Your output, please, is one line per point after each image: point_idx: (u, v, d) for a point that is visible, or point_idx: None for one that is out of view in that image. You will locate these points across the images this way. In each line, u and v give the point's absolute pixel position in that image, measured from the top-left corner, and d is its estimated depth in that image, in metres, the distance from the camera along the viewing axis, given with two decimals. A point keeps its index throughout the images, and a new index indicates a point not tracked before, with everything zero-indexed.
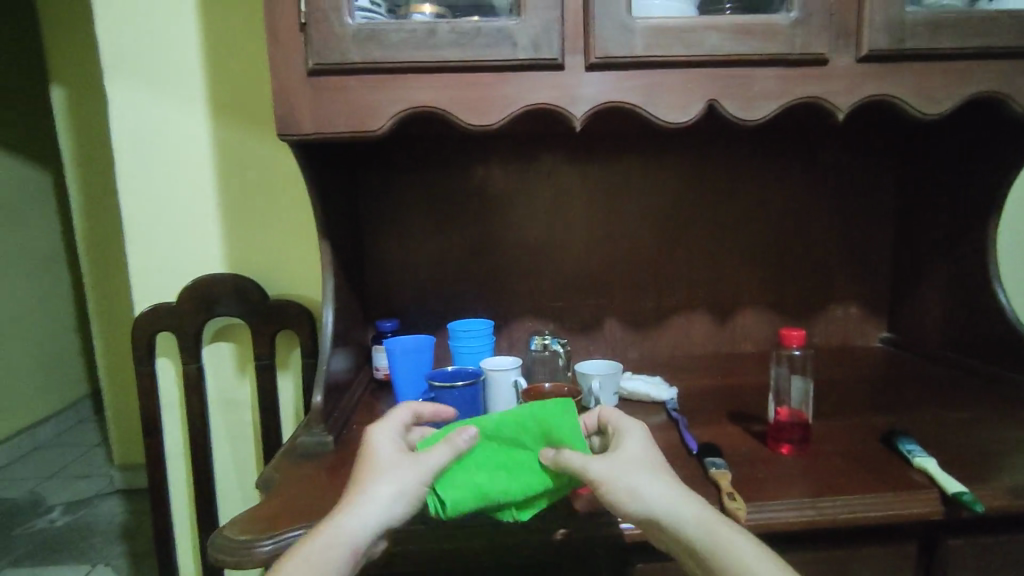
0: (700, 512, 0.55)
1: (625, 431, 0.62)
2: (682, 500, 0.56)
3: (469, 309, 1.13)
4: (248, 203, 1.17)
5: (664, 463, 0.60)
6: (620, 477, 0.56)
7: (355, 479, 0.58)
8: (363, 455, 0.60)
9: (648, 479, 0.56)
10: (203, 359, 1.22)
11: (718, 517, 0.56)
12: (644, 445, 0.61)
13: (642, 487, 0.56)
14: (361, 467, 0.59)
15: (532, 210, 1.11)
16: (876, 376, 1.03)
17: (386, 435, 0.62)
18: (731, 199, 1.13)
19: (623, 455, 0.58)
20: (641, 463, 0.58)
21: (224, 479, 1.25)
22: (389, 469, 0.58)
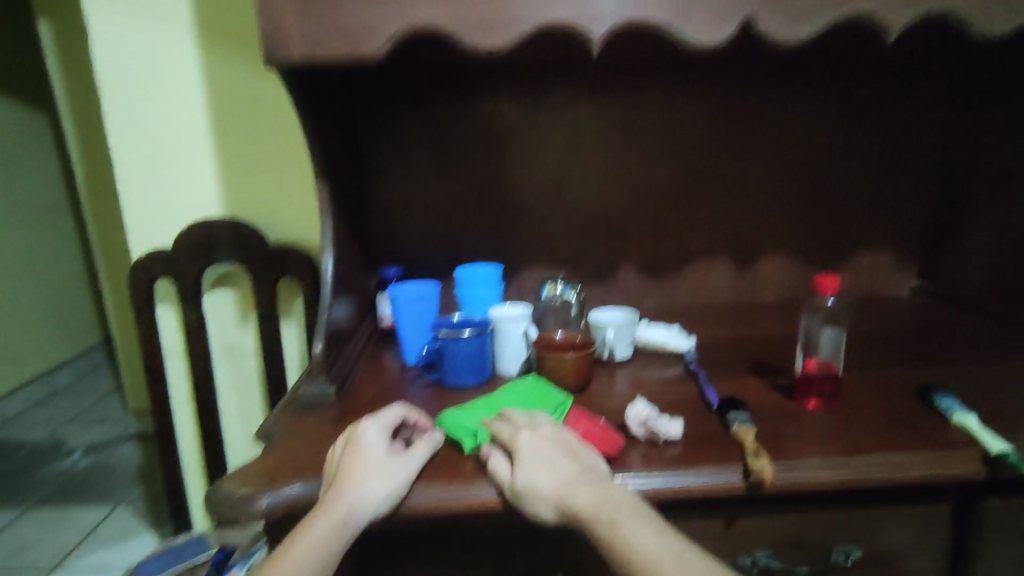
0: (593, 515, 0.53)
1: (514, 443, 0.60)
2: (575, 509, 0.54)
3: (477, 255, 1.07)
4: (244, 142, 1.11)
5: (568, 464, 0.58)
6: (525, 504, 0.56)
7: (345, 470, 0.58)
8: (353, 448, 0.60)
9: (543, 497, 0.56)
10: (204, 307, 1.18)
11: (610, 511, 0.53)
12: (536, 452, 0.59)
13: (543, 505, 0.56)
14: (352, 460, 0.58)
15: (545, 149, 1.04)
16: (910, 327, 0.97)
17: (376, 429, 0.62)
18: (760, 137, 1.05)
19: (516, 474, 0.57)
20: (531, 479, 0.56)
21: (230, 427, 1.24)
22: (379, 467, 0.58)
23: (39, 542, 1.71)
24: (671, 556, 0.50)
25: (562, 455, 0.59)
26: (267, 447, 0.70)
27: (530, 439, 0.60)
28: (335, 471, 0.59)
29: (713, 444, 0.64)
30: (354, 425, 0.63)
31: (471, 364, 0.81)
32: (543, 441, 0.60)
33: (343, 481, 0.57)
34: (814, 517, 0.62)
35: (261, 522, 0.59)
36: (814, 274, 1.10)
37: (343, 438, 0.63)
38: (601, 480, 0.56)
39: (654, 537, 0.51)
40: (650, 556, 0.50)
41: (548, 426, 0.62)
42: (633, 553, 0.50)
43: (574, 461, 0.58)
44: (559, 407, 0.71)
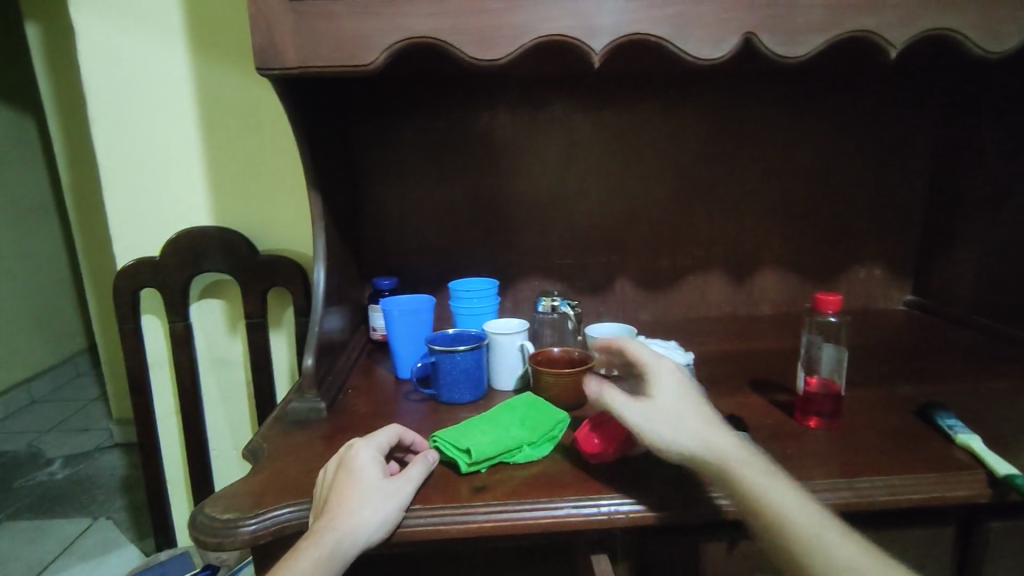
0: (730, 454, 0.54)
1: (654, 369, 0.61)
2: (712, 443, 0.55)
3: (471, 266, 1.06)
4: (235, 149, 1.09)
5: (704, 405, 0.59)
6: (655, 428, 0.56)
7: (336, 495, 0.56)
8: (346, 470, 0.58)
9: (679, 425, 0.56)
10: (191, 316, 1.16)
11: (746, 456, 0.54)
12: (677, 386, 0.60)
13: (676, 431, 0.56)
14: (346, 483, 0.56)
15: (541, 160, 1.03)
16: (906, 341, 0.97)
17: (368, 450, 0.60)
18: (757, 150, 1.04)
19: (653, 400, 0.58)
20: (670, 408, 0.57)
21: (217, 439, 1.21)
22: (372, 490, 0.56)
23: (15, 556, 1.66)
24: (801, 506, 0.50)
25: (698, 398, 0.59)
26: (255, 465, 0.67)
27: (672, 373, 0.61)
28: (327, 495, 0.57)
29: None
30: (348, 445, 0.61)
31: (467, 379, 0.79)
32: (682, 377, 0.61)
33: (334, 507, 0.54)
34: None
35: (246, 549, 0.57)
36: (810, 288, 1.10)
37: (336, 459, 0.60)
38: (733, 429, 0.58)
39: (784, 487, 0.52)
40: (780, 502, 0.50)
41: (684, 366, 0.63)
42: (765, 497, 0.51)
43: (708, 407, 0.59)
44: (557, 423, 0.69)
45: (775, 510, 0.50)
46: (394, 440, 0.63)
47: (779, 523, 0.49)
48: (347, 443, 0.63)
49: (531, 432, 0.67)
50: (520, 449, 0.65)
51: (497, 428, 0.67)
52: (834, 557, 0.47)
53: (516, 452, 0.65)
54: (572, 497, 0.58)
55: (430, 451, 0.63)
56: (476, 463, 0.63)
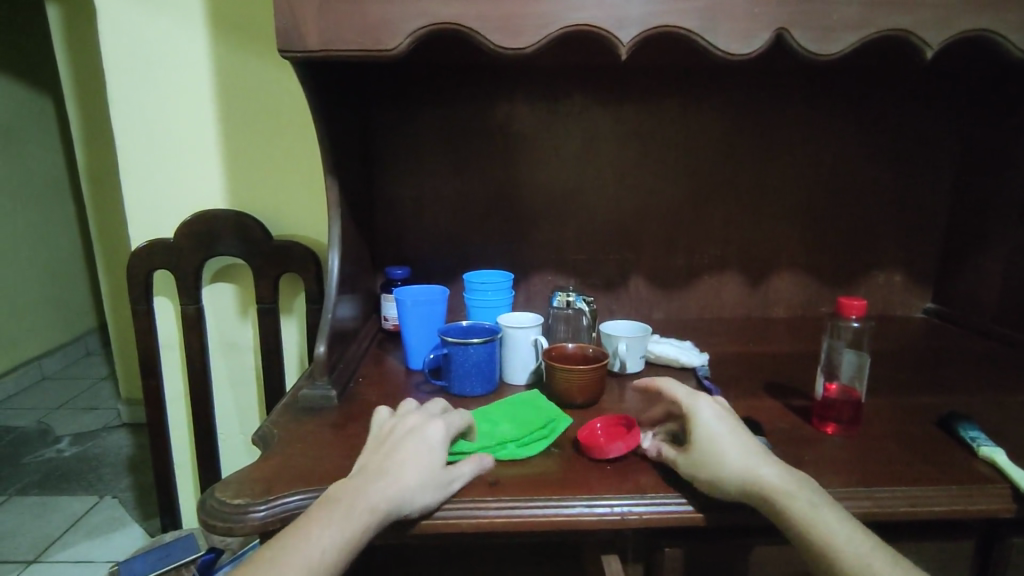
0: (784, 493, 0.52)
1: (692, 407, 0.61)
2: (762, 486, 0.53)
3: (485, 258, 1.05)
4: (251, 134, 1.08)
5: (749, 440, 0.57)
6: (703, 475, 0.56)
7: (396, 460, 0.56)
8: (416, 439, 0.58)
9: (725, 468, 0.55)
10: (203, 299, 1.15)
11: (801, 493, 0.52)
12: (716, 422, 0.58)
13: (723, 479, 0.55)
14: (411, 452, 0.57)
15: (560, 154, 1.01)
16: (925, 350, 0.95)
17: (443, 433, 0.60)
18: (780, 150, 1.02)
19: (696, 443, 0.57)
20: (714, 450, 0.56)
21: (225, 424, 1.21)
22: (429, 468, 0.56)
23: (22, 531, 1.68)
24: (861, 552, 0.49)
25: (738, 430, 0.58)
26: (266, 451, 0.67)
27: (709, 410, 0.60)
28: (386, 455, 0.57)
29: None
30: (425, 418, 0.62)
31: (480, 371, 0.78)
32: (719, 413, 0.60)
33: (391, 477, 0.54)
34: None
35: (255, 536, 0.57)
36: (827, 293, 1.08)
37: (405, 425, 0.61)
38: (780, 460, 0.56)
39: (843, 527, 0.50)
40: (841, 545, 0.49)
41: (720, 402, 0.63)
42: (826, 540, 0.49)
43: (750, 438, 0.58)
44: (549, 423, 0.68)
45: (838, 554, 0.49)
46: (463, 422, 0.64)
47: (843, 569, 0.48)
48: (419, 414, 0.63)
49: (519, 430, 0.66)
50: (506, 445, 0.64)
51: (489, 424, 0.67)
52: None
53: (500, 447, 0.64)
54: (584, 496, 0.57)
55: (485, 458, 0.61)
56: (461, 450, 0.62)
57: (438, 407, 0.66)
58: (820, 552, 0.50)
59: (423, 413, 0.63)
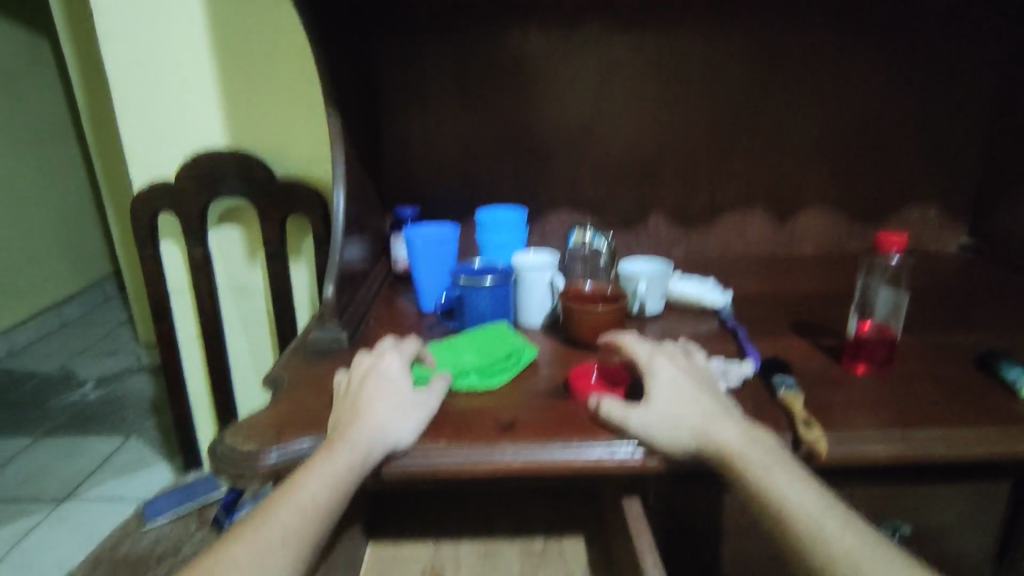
0: (741, 456, 0.49)
1: (649, 368, 0.58)
2: (719, 448, 0.50)
3: (497, 196, 1.00)
4: (249, 67, 1.02)
5: (706, 398, 0.55)
6: (657, 438, 0.52)
7: (367, 402, 0.56)
8: (378, 379, 0.58)
9: (680, 427, 0.52)
10: (210, 242, 1.13)
11: (757, 452, 0.50)
12: (672, 383, 0.56)
13: (678, 438, 0.52)
14: (379, 391, 0.57)
15: (575, 82, 0.95)
16: (960, 287, 0.90)
17: (400, 362, 0.60)
18: (815, 75, 0.95)
19: (651, 404, 0.54)
20: (670, 409, 0.54)
21: (240, 367, 1.21)
22: (402, 401, 0.56)
23: (55, 469, 1.74)
24: (816, 512, 0.46)
25: (698, 387, 0.56)
26: (277, 395, 0.66)
27: (666, 369, 0.57)
28: (350, 400, 0.57)
29: (756, 411, 0.58)
30: (377, 355, 0.62)
31: (493, 312, 0.75)
32: (677, 372, 0.57)
33: (360, 420, 0.54)
34: (858, 489, 0.58)
35: (269, 480, 0.56)
36: (857, 228, 1.03)
37: (360, 371, 0.60)
38: (739, 418, 0.53)
39: (802, 488, 0.48)
40: (795, 506, 0.47)
41: (682, 359, 0.60)
42: (779, 499, 0.47)
43: (710, 395, 0.55)
44: (514, 354, 0.68)
45: (793, 518, 0.47)
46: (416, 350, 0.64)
47: (797, 529, 0.46)
48: (372, 353, 0.63)
49: (483, 360, 0.66)
50: (469, 373, 0.64)
51: (452, 355, 0.67)
52: (860, 566, 0.43)
53: (463, 377, 0.64)
54: (604, 440, 0.54)
55: (442, 378, 0.61)
56: (426, 373, 0.64)
57: (387, 342, 0.66)
58: (773, 511, 0.47)
59: (375, 354, 0.62)
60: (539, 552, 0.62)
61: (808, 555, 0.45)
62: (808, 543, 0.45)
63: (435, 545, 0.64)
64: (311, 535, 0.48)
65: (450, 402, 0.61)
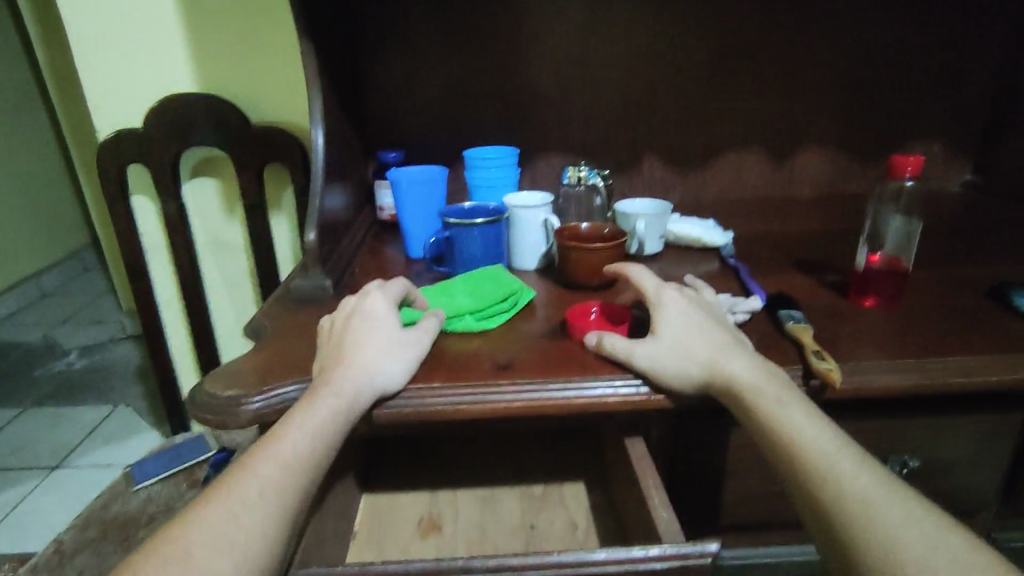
0: (751, 391, 0.47)
1: (657, 301, 0.54)
2: (728, 383, 0.48)
3: (486, 140, 0.95)
4: (214, 3, 0.95)
5: (712, 329, 0.52)
6: (662, 371, 0.50)
7: (352, 345, 0.53)
8: (364, 320, 0.55)
9: (688, 361, 0.50)
10: (183, 195, 1.07)
11: (769, 388, 0.47)
12: (681, 316, 0.52)
13: (684, 372, 0.49)
14: (364, 333, 0.53)
15: (566, 12, 0.89)
16: (967, 223, 0.87)
17: (385, 301, 0.57)
18: (818, 1, 0.89)
19: (657, 338, 0.51)
20: (678, 342, 0.51)
21: (223, 327, 1.17)
22: (389, 342, 0.53)
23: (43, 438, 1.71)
24: (828, 447, 0.43)
25: (709, 321, 0.53)
26: (259, 345, 0.62)
27: (675, 302, 0.54)
28: (334, 342, 0.54)
29: (764, 345, 0.56)
30: (361, 294, 0.58)
31: (484, 254, 0.72)
32: (687, 305, 0.54)
33: (345, 364, 0.51)
34: (868, 423, 0.56)
35: (253, 426, 0.53)
36: (860, 166, 0.99)
37: (346, 312, 0.57)
38: (752, 353, 0.50)
39: (811, 420, 0.45)
40: (807, 440, 0.43)
41: (692, 293, 0.56)
42: (789, 434, 0.44)
43: (721, 329, 0.52)
44: (511, 296, 0.64)
45: (801, 453, 0.43)
46: (404, 289, 0.60)
47: (805, 464, 0.42)
48: (357, 294, 0.59)
49: (479, 301, 0.62)
50: (464, 315, 0.61)
51: (446, 297, 0.63)
52: (873, 502, 0.39)
53: (457, 319, 0.61)
54: (606, 376, 0.52)
55: (433, 316, 0.58)
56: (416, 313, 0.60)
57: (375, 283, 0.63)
58: (780, 447, 0.44)
59: (362, 295, 0.59)
60: (539, 498, 0.60)
61: (815, 494, 0.41)
62: (812, 477, 0.42)
63: (431, 494, 0.62)
64: (289, 484, 0.45)
65: (442, 346, 0.58)
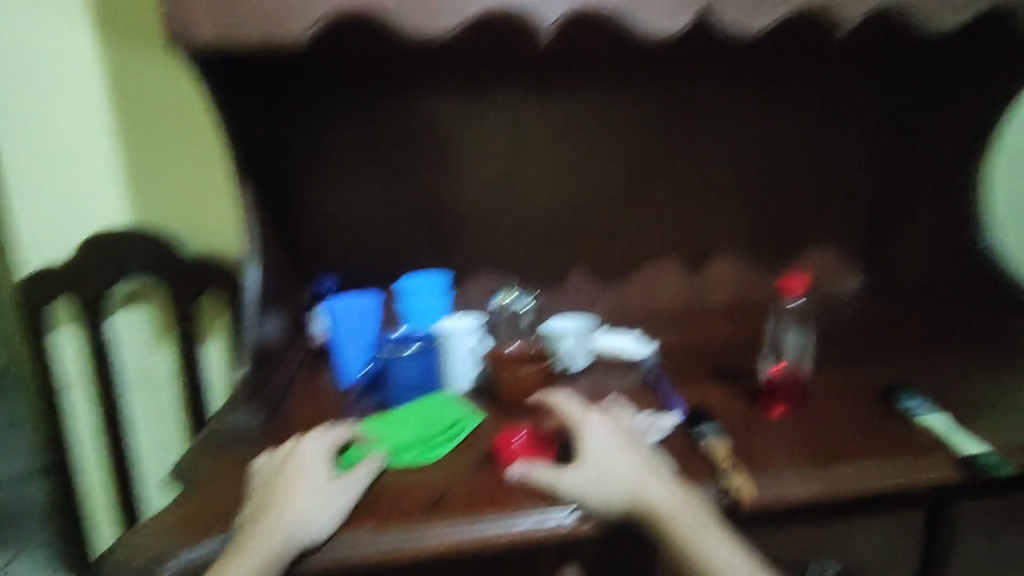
0: (671, 518, 0.50)
1: (581, 426, 0.57)
2: (650, 510, 0.51)
3: (420, 263, 1.00)
4: (151, 142, 0.97)
5: (633, 454, 0.55)
6: (588, 499, 0.52)
7: (280, 496, 0.53)
8: (296, 468, 0.55)
9: (612, 489, 0.52)
10: (107, 329, 1.05)
11: (687, 514, 0.50)
12: (603, 442, 0.55)
13: (610, 499, 0.52)
14: (294, 485, 0.53)
15: (491, 149, 0.97)
16: (861, 323, 0.96)
17: (320, 448, 0.57)
18: (711, 136, 1.02)
19: (582, 465, 0.54)
20: (602, 469, 0.53)
21: (147, 461, 1.11)
22: (318, 493, 0.53)
23: None
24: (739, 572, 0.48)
25: (630, 445, 0.56)
26: (182, 494, 0.60)
27: (598, 427, 0.57)
28: (265, 490, 0.55)
29: (682, 460, 0.60)
30: (297, 441, 0.58)
31: (417, 381, 0.74)
32: (608, 430, 0.56)
33: (268, 519, 0.51)
34: (786, 533, 0.59)
35: None
36: (764, 274, 1.08)
37: (281, 457, 0.57)
38: (669, 476, 0.53)
39: (724, 545, 0.49)
40: (720, 566, 0.48)
41: (612, 415, 0.60)
42: (705, 561, 0.48)
43: (642, 453, 0.55)
44: (454, 426, 0.65)
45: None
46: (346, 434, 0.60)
47: None
48: (296, 437, 0.60)
49: (422, 433, 0.63)
50: (404, 450, 0.61)
51: (389, 429, 0.64)
52: None
53: (398, 455, 0.61)
54: (535, 509, 0.53)
55: (371, 460, 0.57)
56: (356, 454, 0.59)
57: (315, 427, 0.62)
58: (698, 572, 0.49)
59: (300, 437, 0.59)
60: None
61: None
62: None
63: None
64: None
65: (375, 482, 0.58)
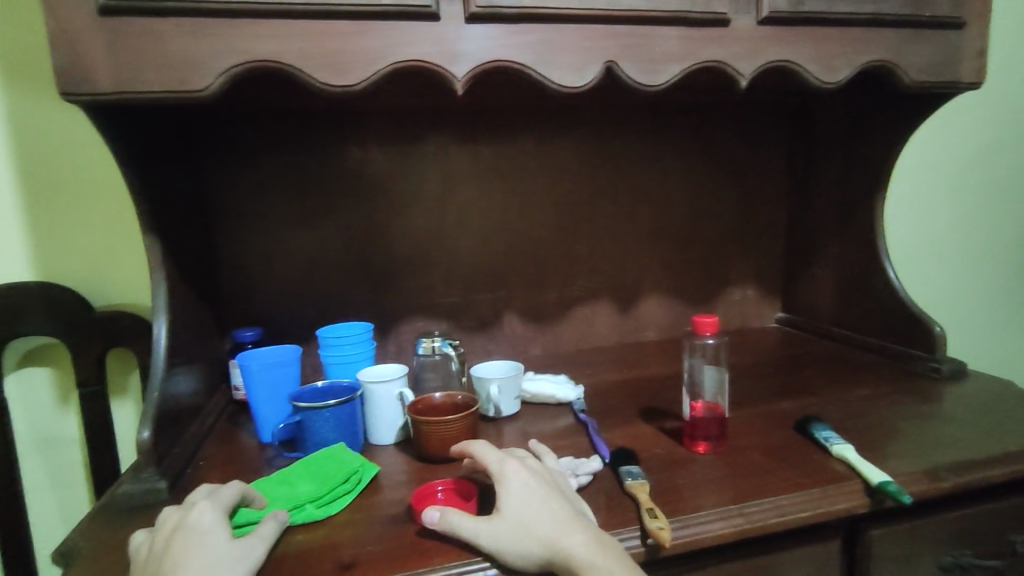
0: (589, 568, 0.48)
1: (500, 476, 0.56)
2: (567, 561, 0.49)
3: (347, 311, 0.98)
4: (57, 193, 0.93)
5: (552, 502, 0.53)
6: (506, 553, 0.51)
7: (171, 565, 0.48)
8: (188, 534, 0.50)
9: (530, 540, 0.51)
10: (7, 390, 0.96)
11: (604, 563, 0.49)
12: (523, 491, 0.54)
13: (528, 552, 0.50)
14: (187, 551, 0.49)
15: (417, 195, 0.98)
16: (781, 358, 1.00)
17: (214, 511, 0.53)
18: (632, 181, 1.06)
19: (500, 517, 0.52)
20: (520, 520, 0.52)
21: (46, 537, 1.00)
22: (216, 556, 0.49)
23: None
24: None
25: (550, 493, 0.54)
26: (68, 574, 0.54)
27: (518, 475, 0.55)
28: (151, 563, 0.49)
29: (606, 506, 0.59)
30: (188, 507, 0.54)
31: (338, 435, 0.71)
32: (528, 478, 0.55)
33: None
34: (715, 574, 0.58)
35: None
36: (690, 312, 1.12)
37: (170, 526, 0.52)
38: (589, 524, 0.52)
39: None
40: None
41: (534, 463, 0.58)
42: None
43: (562, 500, 0.54)
44: (353, 475, 0.64)
45: None
46: (238, 494, 0.57)
47: None
48: (185, 505, 0.55)
49: (320, 487, 0.61)
50: (304, 505, 0.59)
51: (286, 488, 0.61)
52: None
53: (297, 511, 0.58)
54: (455, 563, 0.51)
55: (272, 517, 0.55)
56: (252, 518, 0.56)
57: (204, 491, 0.58)
58: None
59: (190, 505, 0.55)
60: None
61: None
62: None
63: None
64: None
65: (284, 546, 0.55)
